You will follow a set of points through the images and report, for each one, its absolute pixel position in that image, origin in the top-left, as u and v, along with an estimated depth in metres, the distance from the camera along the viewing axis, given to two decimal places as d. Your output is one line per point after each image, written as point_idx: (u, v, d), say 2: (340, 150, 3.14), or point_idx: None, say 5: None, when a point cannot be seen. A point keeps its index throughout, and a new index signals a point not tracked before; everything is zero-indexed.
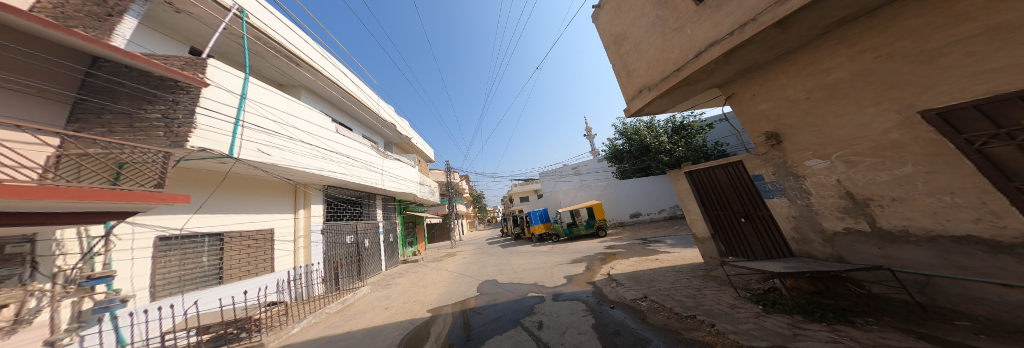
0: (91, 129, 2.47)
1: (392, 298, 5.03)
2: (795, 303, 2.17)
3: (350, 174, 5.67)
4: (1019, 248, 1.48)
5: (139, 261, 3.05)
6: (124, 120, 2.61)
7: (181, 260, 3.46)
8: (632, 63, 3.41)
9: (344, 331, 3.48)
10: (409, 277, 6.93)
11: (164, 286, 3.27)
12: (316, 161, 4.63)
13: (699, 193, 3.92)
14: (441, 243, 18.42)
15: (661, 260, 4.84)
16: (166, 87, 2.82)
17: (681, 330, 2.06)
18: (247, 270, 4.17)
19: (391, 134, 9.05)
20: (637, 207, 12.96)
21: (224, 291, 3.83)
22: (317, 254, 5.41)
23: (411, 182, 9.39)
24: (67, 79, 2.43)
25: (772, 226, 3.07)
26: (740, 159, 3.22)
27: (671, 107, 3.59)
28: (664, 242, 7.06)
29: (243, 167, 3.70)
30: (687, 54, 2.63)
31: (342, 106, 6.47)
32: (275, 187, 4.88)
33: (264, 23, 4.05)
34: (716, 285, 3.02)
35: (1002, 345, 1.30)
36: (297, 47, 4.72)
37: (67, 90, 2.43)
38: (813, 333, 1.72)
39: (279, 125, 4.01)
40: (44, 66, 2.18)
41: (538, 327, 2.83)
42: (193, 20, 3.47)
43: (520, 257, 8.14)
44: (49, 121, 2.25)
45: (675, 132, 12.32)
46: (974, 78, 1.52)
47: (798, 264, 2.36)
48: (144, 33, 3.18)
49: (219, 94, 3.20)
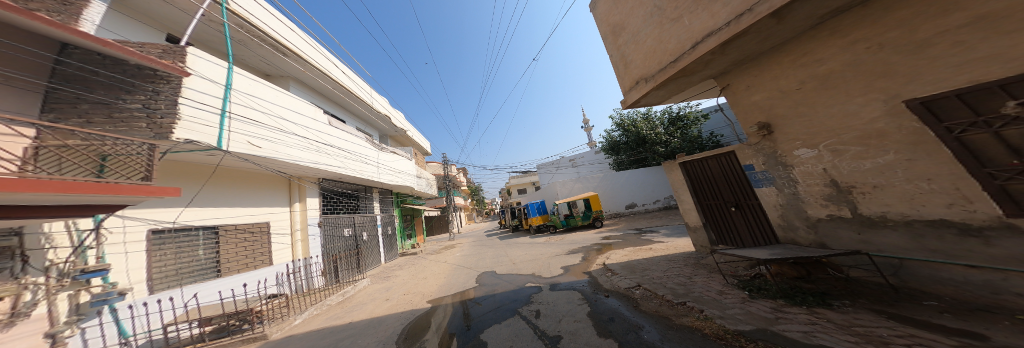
0: (68, 119, 2.38)
1: (392, 290, 5.09)
2: (778, 288, 2.24)
3: (346, 166, 5.68)
4: (986, 231, 1.55)
5: (132, 254, 3.04)
6: (102, 110, 2.52)
7: (177, 253, 3.46)
8: (629, 55, 3.37)
9: (344, 322, 3.53)
10: (409, 269, 7.01)
11: (161, 279, 3.27)
12: (310, 154, 4.60)
13: (692, 183, 3.96)
14: (440, 236, 18.58)
15: (655, 249, 4.95)
16: (145, 76, 2.74)
17: (671, 317, 2.13)
18: (246, 263, 4.18)
19: (386, 126, 8.96)
20: (633, 198, 13.12)
21: (223, 285, 3.83)
22: (314, 247, 5.40)
23: (408, 174, 9.38)
24: (36, 67, 2.29)
25: (761, 215, 3.14)
26: (733, 149, 3.26)
27: (667, 99, 3.58)
28: (658, 232, 7.19)
29: (233, 159, 3.65)
30: (684, 45, 2.61)
31: (334, 97, 6.34)
32: (268, 180, 4.82)
33: (246, 10, 3.91)
34: (706, 272, 3.10)
35: (967, 323, 1.37)
36: (283, 36, 4.58)
37: (38, 78, 2.31)
38: (794, 316, 1.79)
39: (269, 116, 3.93)
40: (9, 53, 2.06)
41: (535, 316, 2.90)
42: (167, 5, 3.32)
43: (518, 248, 8.26)
44: (17, 110, 2.13)
45: (672, 123, 12.32)
46: (958, 68, 1.54)
47: (783, 250, 2.43)
48: (116, 19, 3.05)
49: (203, 85, 3.12)
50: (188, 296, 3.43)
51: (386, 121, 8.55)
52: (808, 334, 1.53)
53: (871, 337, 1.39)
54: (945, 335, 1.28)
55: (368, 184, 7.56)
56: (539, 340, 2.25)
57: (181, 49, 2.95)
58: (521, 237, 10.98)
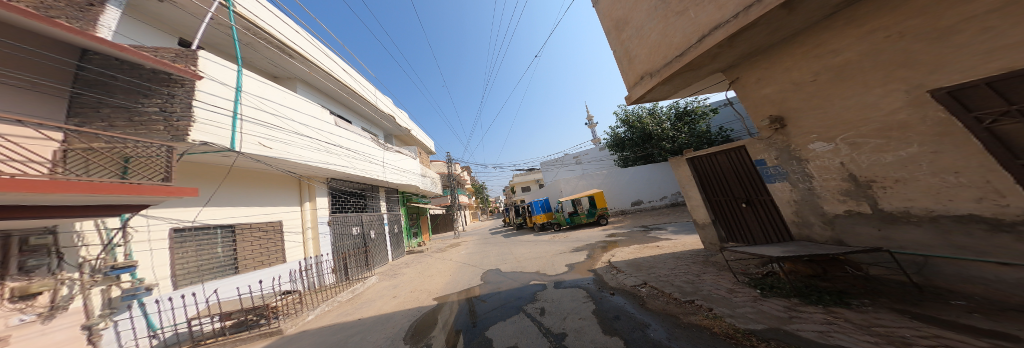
0: (92, 123, 2.48)
1: (399, 287, 5.18)
2: (792, 286, 2.19)
3: (353, 166, 5.77)
4: (1018, 226, 1.48)
5: (157, 252, 3.14)
6: (122, 114, 2.60)
7: (197, 251, 3.56)
8: (633, 50, 3.32)
9: (355, 318, 3.60)
10: (416, 267, 7.10)
11: (185, 275, 3.39)
12: (318, 154, 4.68)
13: (700, 179, 3.90)
14: (446, 234, 18.76)
15: (662, 247, 4.90)
16: (160, 80, 2.81)
17: (679, 315, 2.11)
18: (260, 260, 4.28)
19: (390, 126, 9.06)
20: (639, 195, 12.98)
21: (241, 281, 3.94)
22: (324, 245, 5.50)
23: (414, 174, 9.46)
24: (60, 73, 2.40)
25: (773, 211, 3.07)
26: (743, 144, 3.18)
27: (673, 94, 3.52)
28: (666, 229, 7.11)
29: (246, 160, 3.74)
30: (690, 39, 2.55)
31: (339, 98, 6.43)
32: (277, 180, 4.88)
33: (253, 14, 3.98)
34: (715, 270, 3.05)
35: (997, 324, 1.31)
36: (288, 38, 4.65)
37: (63, 84, 2.41)
38: (809, 315, 1.75)
39: (278, 118, 4.00)
40: (32, 59, 2.14)
41: (540, 313, 2.91)
42: (177, 10, 3.40)
43: (522, 246, 8.28)
44: (47, 115, 2.23)
45: (679, 118, 12.11)
46: (986, 55, 1.46)
47: (798, 248, 2.37)
48: (131, 25, 3.14)
49: (214, 87, 3.19)
50: (210, 290, 3.55)
51: (391, 121, 8.61)
52: (824, 334, 1.49)
53: (893, 338, 1.35)
54: (971, 336, 1.24)
55: (374, 183, 7.65)
56: (544, 337, 2.25)
57: (193, 53, 3.01)
58: (526, 235, 10.99)
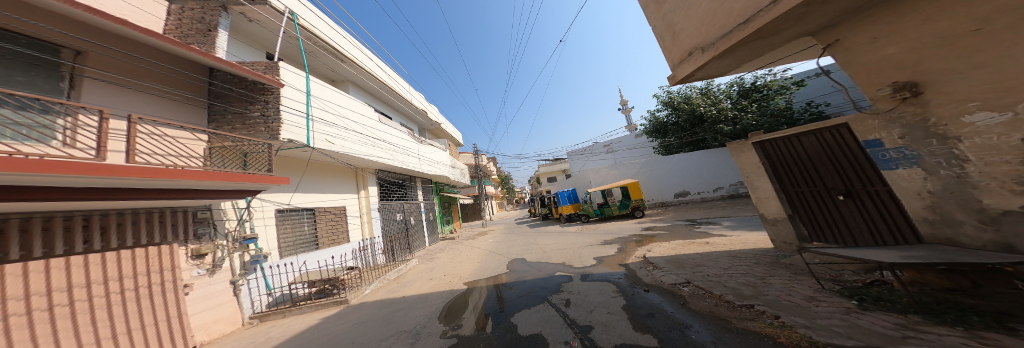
0: (221, 126, 3.29)
1: (435, 271, 5.52)
2: (911, 300, 1.77)
3: (396, 159, 6.17)
4: None
5: (269, 227, 3.74)
6: (237, 120, 3.29)
7: (295, 228, 4.16)
8: (678, 23, 2.97)
9: (401, 295, 3.95)
10: (448, 253, 7.49)
11: (286, 248, 3.97)
12: (368, 148, 5.05)
13: (776, 167, 3.47)
14: (473, 223, 19.52)
15: (711, 244, 4.50)
16: (257, 90, 3.34)
17: (732, 320, 1.92)
18: (333, 239, 4.85)
19: (424, 120, 9.48)
20: (683, 185, 11.97)
21: (324, 255, 4.55)
22: (377, 229, 6.08)
23: (444, 165, 9.84)
24: (200, 89, 3.23)
25: (886, 203, 2.59)
26: (847, 121, 2.67)
27: (735, 68, 3.08)
28: (716, 225, 6.45)
29: (320, 155, 4.22)
30: (753, 4, 2.16)
31: (382, 97, 6.86)
32: (341, 170, 5.40)
33: (311, 24, 4.33)
34: (787, 275, 2.71)
35: None
36: (340, 44, 5.00)
37: (204, 98, 3.26)
38: (936, 337, 1.40)
39: (338, 117, 4.41)
40: (170, 75, 2.93)
41: (565, 304, 2.88)
42: (264, 28, 3.88)
43: (547, 237, 8.28)
44: (187, 119, 3.05)
45: (739, 96, 10.80)
46: None
47: (916, 253, 1.89)
48: (234, 45, 3.70)
49: (293, 93, 3.61)
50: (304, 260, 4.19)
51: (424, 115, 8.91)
52: None
53: None
54: None
55: (412, 175, 8.11)
56: (569, 328, 2.22)
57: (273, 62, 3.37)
58: (554, 226, 10.91)
